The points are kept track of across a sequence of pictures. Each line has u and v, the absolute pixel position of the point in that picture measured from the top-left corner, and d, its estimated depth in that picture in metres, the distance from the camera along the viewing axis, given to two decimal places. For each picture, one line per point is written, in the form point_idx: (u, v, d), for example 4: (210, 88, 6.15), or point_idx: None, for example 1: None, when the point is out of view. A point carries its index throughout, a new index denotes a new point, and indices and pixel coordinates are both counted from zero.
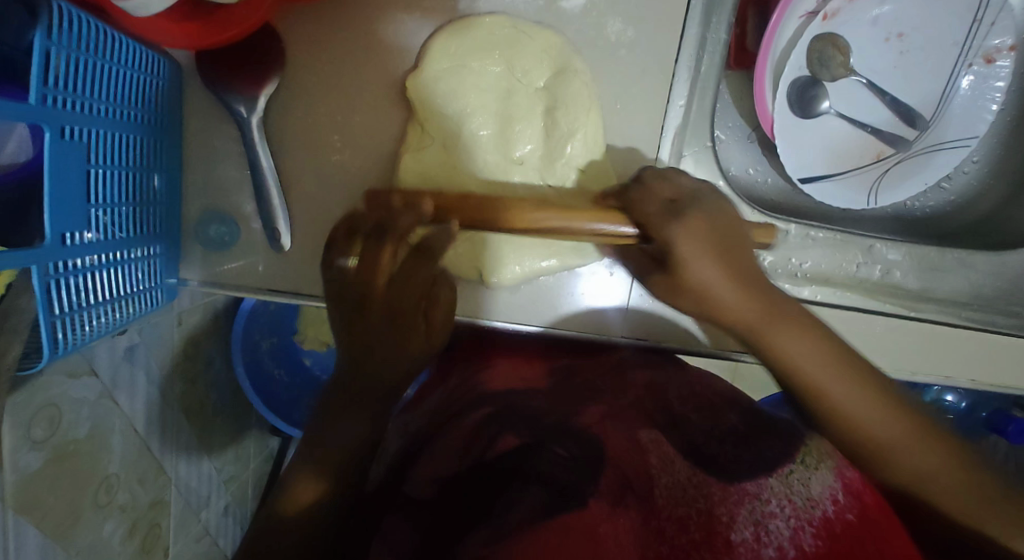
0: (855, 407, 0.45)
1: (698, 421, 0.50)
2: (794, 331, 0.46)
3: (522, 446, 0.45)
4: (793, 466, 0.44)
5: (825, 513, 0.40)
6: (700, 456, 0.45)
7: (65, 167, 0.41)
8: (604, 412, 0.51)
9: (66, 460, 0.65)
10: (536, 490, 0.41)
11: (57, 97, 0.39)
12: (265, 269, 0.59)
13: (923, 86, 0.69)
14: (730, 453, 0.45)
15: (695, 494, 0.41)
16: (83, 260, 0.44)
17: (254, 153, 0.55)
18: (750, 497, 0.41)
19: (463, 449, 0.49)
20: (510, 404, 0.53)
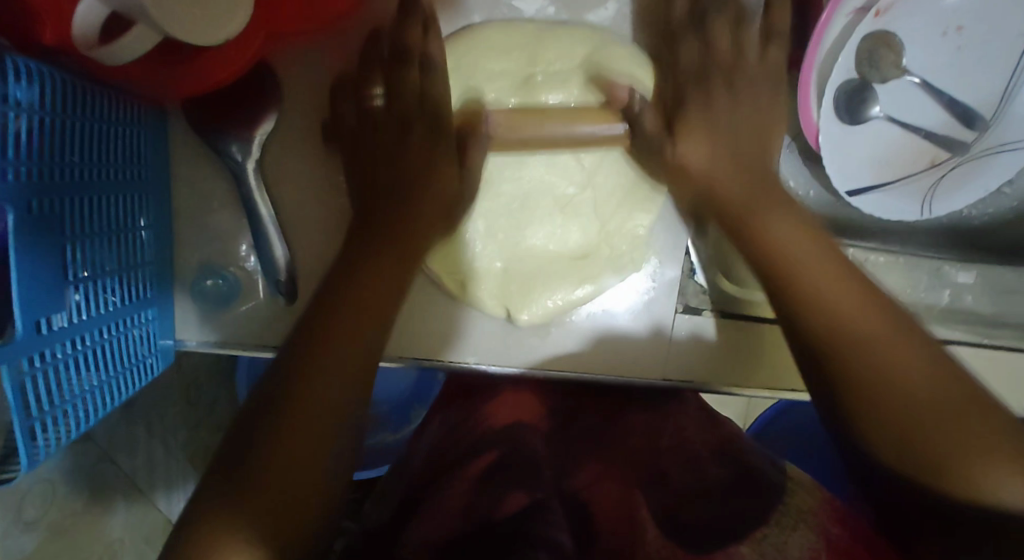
0: (850, 303, 0.41)
1: (676, 477, 0.53)
2: (870, 325, 0.40)
3: (528, 505, 0.44)
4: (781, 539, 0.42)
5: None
6: (674, 522, 0.47)
7: (34, 245, 0.35)
8: (598, 474, 0.54)
9: (62, 534, 0.60)
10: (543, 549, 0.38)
11: (17, 168, 0.33)
12: (269, 323, 0.53)
13: (982, 84, 0.63)
14: (712, 518, 0.46)
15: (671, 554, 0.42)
16: (62, 345, 0.38)
17: (251, 201, 0.50)
18: None
19: (467, 507, 0.47)
20: (514, 446, 0.55)
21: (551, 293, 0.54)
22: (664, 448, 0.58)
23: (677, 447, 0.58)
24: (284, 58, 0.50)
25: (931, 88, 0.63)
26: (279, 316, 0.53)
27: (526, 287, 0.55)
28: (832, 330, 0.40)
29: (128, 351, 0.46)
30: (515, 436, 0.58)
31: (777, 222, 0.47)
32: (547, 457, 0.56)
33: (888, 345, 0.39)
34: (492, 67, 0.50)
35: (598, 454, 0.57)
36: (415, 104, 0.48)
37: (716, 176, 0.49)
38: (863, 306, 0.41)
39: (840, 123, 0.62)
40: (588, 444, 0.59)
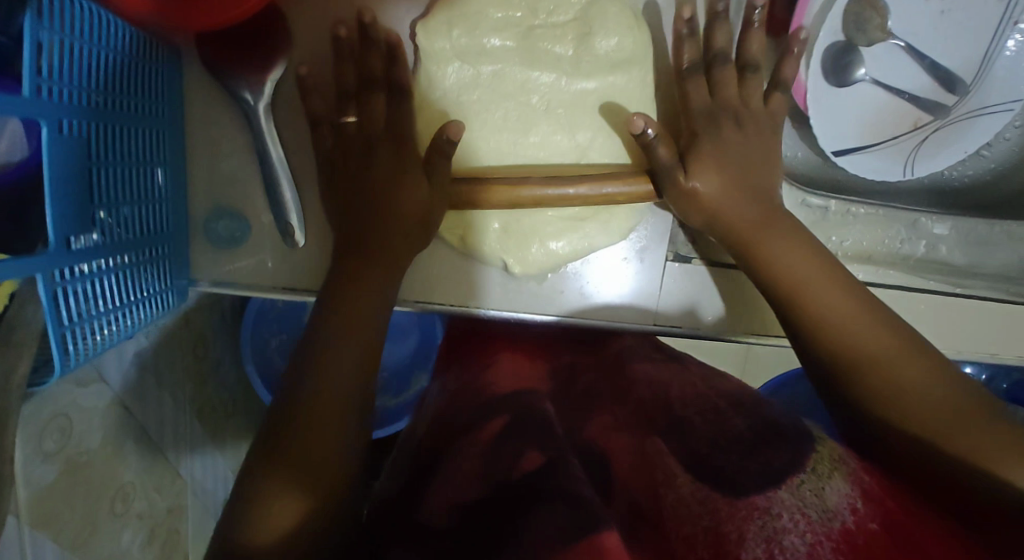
0: (781, 249, 0.49)
1: (701, 425, 0.45)
2: (788, 237, 0.50)
3: (544, 465, 0.40)
4: (803, 475, 0.36)
5: (845, 527, 0.32)
6: (705, 470, 0.39)
7: (64, 165, 0.38)
8: (604, 428, 0.49)
9: (79, 471, 0.63)
10: (561, 506, 0.34)
11: (51, 88, 0.36)
12: (275, 266, 0.55)
13: (963, 48, 0.65)
14: (742, 466, 0.38)
15: (705, 512, 0.35)
16: (88, 265, 0.41)
17: (262, 143, 0.52)
18: (760, 512, 0.33)
19: (485, 468, 0.43)
20: (525, 410, 0.50)
21: (546, 241, 0.56)
22: (678, 399, 0.51)
23: (691, 397, 0.51)
24: (296, 7, 0.52)
25: (915, 52, 0.65)
26: (288, 260, 0.55)
27: (523, 239, 0.56)
28: (802, 286, 0.47)
29: (146, 283, 0.49)
30: (519, 402, 0.53)
31: (789, 256, 0.48)
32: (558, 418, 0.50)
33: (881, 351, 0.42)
34: (496, 17, 0.52)
35: (608, 409, 0.52)
36: (381, 73, 0.50)
37: (725, 207, 0.51)
38: (844, 298, 0.45)
39: (827, 84, 0.65)
40: (596, 399, 0.54)
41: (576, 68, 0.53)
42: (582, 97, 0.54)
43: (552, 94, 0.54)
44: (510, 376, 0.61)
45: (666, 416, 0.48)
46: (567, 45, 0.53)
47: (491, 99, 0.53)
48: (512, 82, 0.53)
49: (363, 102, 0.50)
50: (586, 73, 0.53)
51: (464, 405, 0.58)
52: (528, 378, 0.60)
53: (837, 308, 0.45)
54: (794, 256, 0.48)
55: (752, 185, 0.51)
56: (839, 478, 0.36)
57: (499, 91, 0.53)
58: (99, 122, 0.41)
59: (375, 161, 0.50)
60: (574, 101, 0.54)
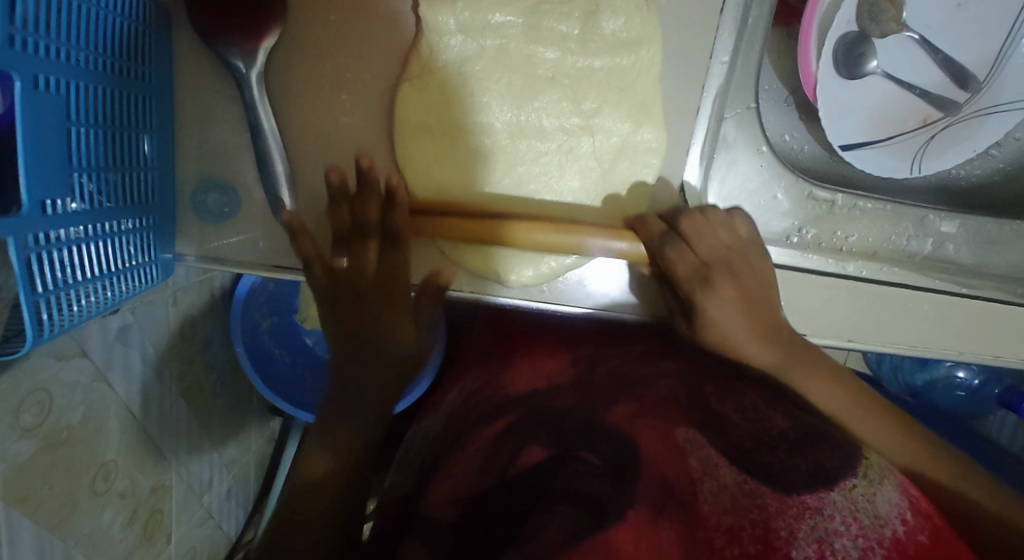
0: (813, 385, 0.50)
1: (739, 420, 0.42)
2: (815, 375, 0.50)
3: (547, 460, 0.39)
4: (854, 480, 0.35)
5: (898, 537, 0.31)
6: (748, 462, 0.37)
7: (40, 125, 0.36)
8: (635, 411, 0.44)
9: (59, 448, 0.61)
10: (566, 508, 0.34)
11: (26, 40, 0.34)
12: (266, 244, 0.54)
13: (979, 42, 0.64)
14: (789, 466, 0.36)
15: (754, 506, 0.33)
16: (66, 231, 0.39)
17: (254, 114, 0.50)
18: (811, 512, 0.32)
19: (486, 464, 0.43)
20: (533, 408, 0.48)
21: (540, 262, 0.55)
22: (716, 391, 0.47)
23: (727, 392, 0.47)
24: None
25: (930, 45, 0.64)
26: (279, 237, 0.54)
27: (528, 247, 0.55)
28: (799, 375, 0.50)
29: (128, 255, 0.47)
30: (532, 398, 0.51)
31: (816, 390, 0.49)
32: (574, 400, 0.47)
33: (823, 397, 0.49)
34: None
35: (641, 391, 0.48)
36: (375, 222, 0.52)
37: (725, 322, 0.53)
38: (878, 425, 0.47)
39: (839, 76, 0.63)
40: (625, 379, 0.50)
41: (582, 47, 0.52)
42: (588, 76, 0.53)
43: (556, 74, 0.52)
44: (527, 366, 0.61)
45: (701, 411, 0.43)
46: (573, 23, 0.51)
47: (494, 74, 0.51)
48: (516, 55, 0.52)
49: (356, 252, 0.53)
50: (592, 52, 0.52)
51: (477, 404, 0.56)
52: (548, 374, 0.57)
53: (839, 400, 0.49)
54: (820, 390, 0.49)
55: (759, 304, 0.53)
56: (889, 486, 0.35)
57: (503, 66, 0.51)
58: (81, 82, 0.39)
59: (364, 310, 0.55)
60: (580, 80, 0.53)
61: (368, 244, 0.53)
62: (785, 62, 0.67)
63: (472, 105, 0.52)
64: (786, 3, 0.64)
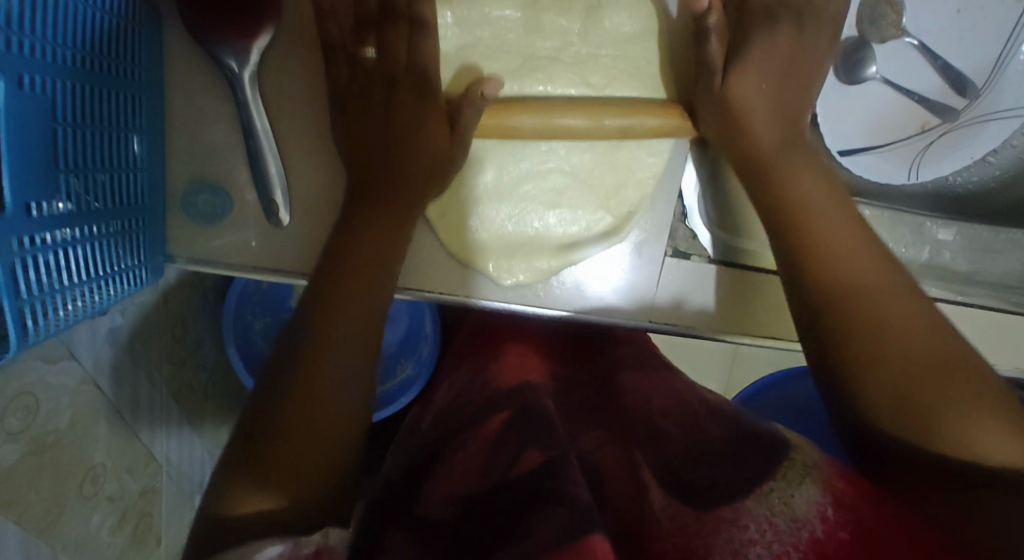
0: (828, 209, 0.47)
1: (676, 433, 0.47)
2: (803, 163, 0.49)
3: (546, 462, 0.40)
4: (773, 483, 0.37)
5: (814, 537, 0.33)
6: (678, 483, 0.41)
7: (26, 125, 0.35)
8: (602, 436, 0.50)
9: (46, 452, 0.60)
10: (563, 511, 0.33)
11: (12, 39, 0.33)
12: (259, 245, 0.53)
13: (977, 49, 0.63)
14: (716, 479, 0.39)
15: (677, 530, 0.36)
16: (52, 234, 0.38)
17: (247, 115, 0.49)
18: (727, 524, 0.35)
19: (485, 468, 0.44)
20: (528, 408, 0.50)
21: (532, 259, 0.56)
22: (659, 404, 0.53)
23: (677, 409, 0.51)
24: None
25: (930, 51, 0.64)
26: (272, 239, 0.53)
27: (511, 250, 0.57)
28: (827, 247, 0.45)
29: (117, 257, 0.46)
30: (524, 396, 0.53)
31: (799, 175, 0.48)
32: (558, 418, 0.51)
33: (869, 287, 0.43)
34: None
35: (602, 421, 0.53)
36: (410, 114, 0.49)
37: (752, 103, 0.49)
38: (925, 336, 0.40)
39: (837, 82, 0.63)
40: (593, 409, 0.55)
41: (584, 40, 0.51)
42: (586, 77, 0.52)
43: (555, 76, 0.52)
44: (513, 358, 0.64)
45: (643, 425, 0.50)
46: (574, 17, 0.51)
47: (488, 72, 0.51)
48: (515, 47, 0.51)
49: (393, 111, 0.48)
50: (595, 44, 0.52)
51: (469, 401, 0.59)
52: (532, 379, 0.58)
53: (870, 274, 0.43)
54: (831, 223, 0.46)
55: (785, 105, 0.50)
56: (810, 485, 0.36)
57: (502, 60, 0.51)
58: (68, 81, 0.38)
59: (396, 97, 0.49)
60: (579, 82, 0.52)
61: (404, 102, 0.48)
62: None
63: (470, 106, 0.51)
64: None
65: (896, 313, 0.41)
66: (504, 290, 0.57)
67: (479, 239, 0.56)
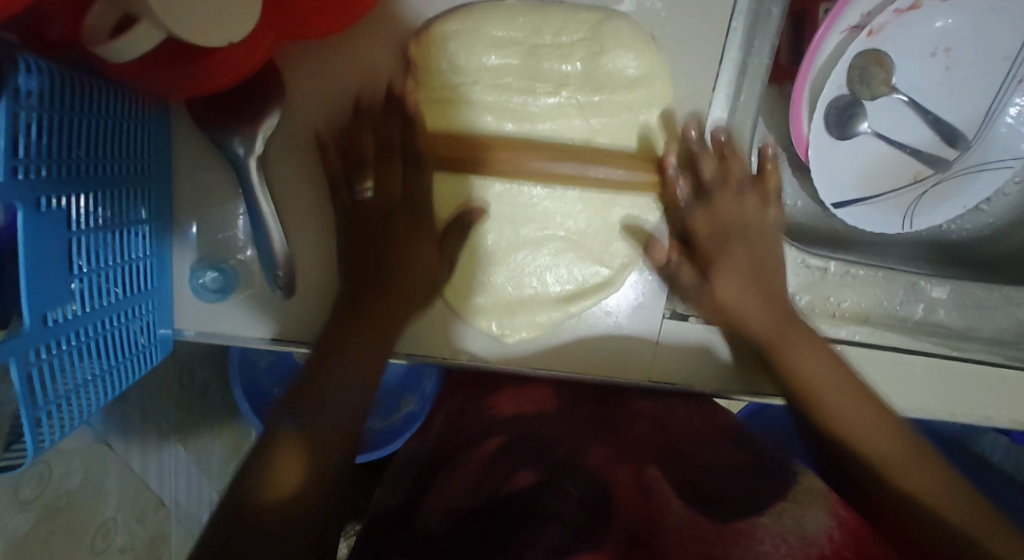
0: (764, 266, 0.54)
1: (698, 458, 0.51)
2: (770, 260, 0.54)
3: (535, 484, 0.46)
4: (785, 504, 0.42)
5: (821, 552, 0.38)
6: (700, 496, 0.45)
7: (40, 241, 0.36)
8: (609, 453, 0.52)
9: (58, 514, 0.61)
10: (552, 530, 0.41)
11: (29, 166, 0.34)
12: (265, 314, 0.54)
13: (966, 105, 0.65)
14: (730, 497, 0.45)
15: (695, 536, 0.41)
16: (66, 338, 0.39)
17: (253, 197, 0.50)
18: (746, 538, 0.40)
19: (479, 484, 0.49)
20: (522, 434, 0.55)
21: (534, 314, 0.56)
22: (677, 438, 0.55)
23: (702, 444, 0.54)
24: (288, 58, 0.50)
25: (920, 106, 0.65)
26: (278, 309, 0.54)
27: (514, 306, 0.56)
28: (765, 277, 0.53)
29: (128, 342, 0.47)
30: (521, 424, 0.57)
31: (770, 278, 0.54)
32: (558, 437, 0.54)
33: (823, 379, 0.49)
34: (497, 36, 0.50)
35: (613, 436, 0.56)
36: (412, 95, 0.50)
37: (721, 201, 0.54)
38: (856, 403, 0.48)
39: (829, 138, 0.64)
40: (598, 427, 0.58)
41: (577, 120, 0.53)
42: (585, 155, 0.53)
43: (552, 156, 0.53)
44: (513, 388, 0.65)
45: (664, 448, 0.54)
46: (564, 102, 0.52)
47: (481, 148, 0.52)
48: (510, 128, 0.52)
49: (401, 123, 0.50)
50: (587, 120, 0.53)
51: (467, 425, 0.61)
52: (536, 399, 0.62)
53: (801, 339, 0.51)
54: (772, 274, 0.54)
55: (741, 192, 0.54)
56: (818, 507, 0.42)
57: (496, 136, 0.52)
58: (82, 189, 0.39)
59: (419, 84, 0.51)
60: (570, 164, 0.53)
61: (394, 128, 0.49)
62: (776, 121, 0.67)
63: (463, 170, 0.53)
64: (779, 66, 0.64)
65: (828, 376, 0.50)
66: (507, 349, 0.57)
67: (478, 302, 0.55)
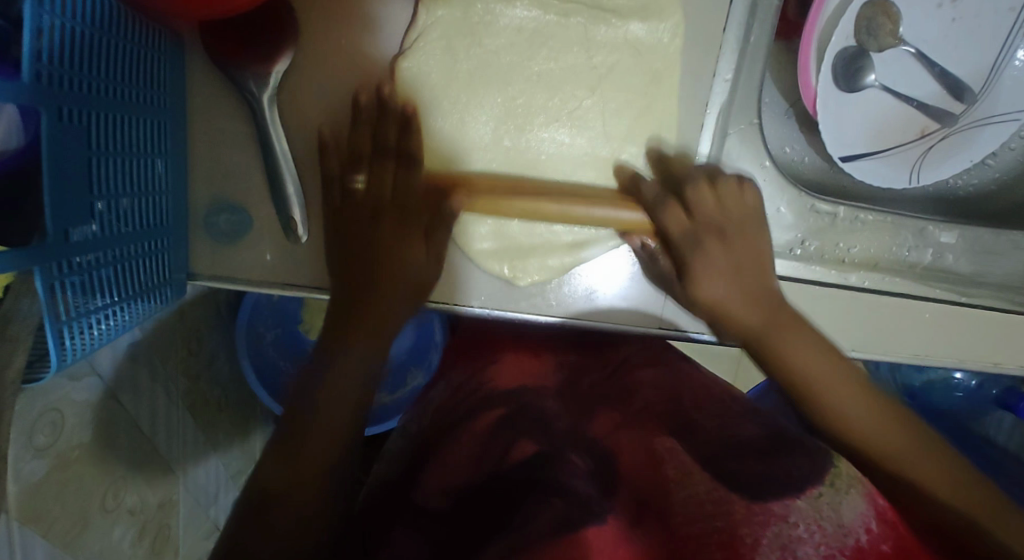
0: (790, 339, 0.51)
1: (709, 431, 0.47)
2: (797, 335, 0.51)
3: (537, 454, 0.41)
4: (822, 489, 0.38)
5: (859, 543, 0.34)
6: (717, 471, 0.41)
7: (63, 154, 0.37)
8: (617, 422, 0.50)
9: (70, 466, 0.61)
10: (557, 500, 0.36)
11: (50, 75, 0.35)
12: (274, 259, 0.54)
13: (972, 57, 0.65)
14: (755, 473, 0.40)
15: (717, 512, 0.36)
16: (86, 258, 0.40)
17: (267, 137, 0.51)
18: (777, 519, 0.35)
19: (478, 460, 0.45)
20: (522, 405, 0.51)
21: (546, 258, 0.57)
22: (694, 410, 0.52)
23: (708, 410, 0.51)
24: None
25: (928, 58, 0.65)
26: (285, 254, 0.54)
27: (524, 250, 0.57)
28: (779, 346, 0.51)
29: (143, 278, 0.48)
30: (519, 396, 0.53)
31: (798, 348, 0.51)
32: (560, 411, 0.51)
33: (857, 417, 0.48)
34: None
35: (613, 408, 0.53)
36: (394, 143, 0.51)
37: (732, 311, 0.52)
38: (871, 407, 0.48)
39: (838, 90, 0.64)
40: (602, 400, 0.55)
41: (588, 60, 0.53)
42: (596, 102, 0.54)
43: (562, 103, 0.54)
44: (513, 360, 0.64)
45: (677, 421, 0.49)
46: (575, 42, 0.53)
47: (492, 87, 0.53)
48: (521, 70, 0.53)
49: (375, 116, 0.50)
50: (599, 61, 0.53)
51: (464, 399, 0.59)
52: (531, 374, 0.60)
53: (823, 369, 0.50)
54: (802, 344, 0.51)
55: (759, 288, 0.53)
56: (855, 495, 0.38)
57: (506, 77, 0.53)
58: (102, 111, 0.40)
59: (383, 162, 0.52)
60: (577, 110, 0.54)
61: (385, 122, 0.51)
62: (785, 75, 0.68)
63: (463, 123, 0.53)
64: (787, 19, 0.65)
65: (870, 418, 0.48)
66: (516, 291, 0.57)
67: (479, 247, 0.56)
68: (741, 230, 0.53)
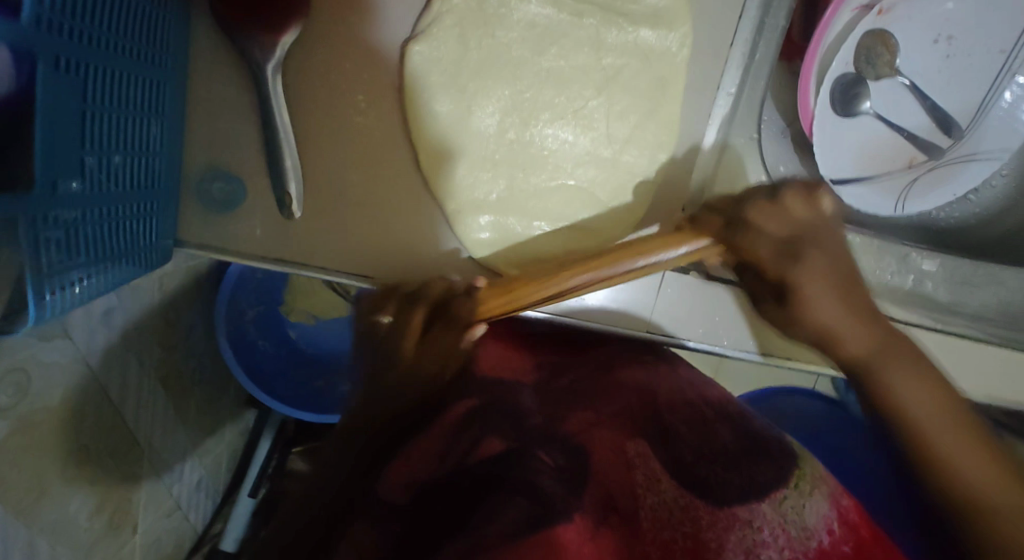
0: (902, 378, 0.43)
1: (687, 433, 0.47)
2: (913, 372, 0.43)
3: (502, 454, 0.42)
4: (786, 491, 0.40)
5: (820, 547, 0.37)
6: (688, 478, 0.42)
7: (57, 103, 0.36)
8: (591, 420, 0.48)
9: (32, 430, 0.59)
10: (522, 500, 0.38)
11: (50, 20, 0.34)
12: (265, 233, 0.53)
13: (963, 94, 0.67)
14: (730, 481, 0.41)
15: (685, 518, 0.39)
16: (71, 213, 0.39)
17: (268, 107, 0.50)
18: (741, 524, 0.38)
19: (444, 451, 0.44)
20: (496, 400, 0.50)
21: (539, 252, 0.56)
22: (666, 402, 0.52)
23: (678, 406, 0.52)
24: None
25: (920, 91, 0.67)
26: (276, 229, 0.53)
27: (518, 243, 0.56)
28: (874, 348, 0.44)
29: (130, 240, 0.46)
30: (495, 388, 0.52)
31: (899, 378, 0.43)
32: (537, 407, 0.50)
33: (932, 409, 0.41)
34: None
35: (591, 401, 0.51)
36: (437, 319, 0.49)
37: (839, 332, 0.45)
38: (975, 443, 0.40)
39: (833, 113, 0.65)
40: (580, 394, 0.52)
41: (597, 61, 0.54)
42: (601, 103, 0.54)
43: (568, 101, 0.54)
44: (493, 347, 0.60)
45: (653, 419, 0.49)
46: (586, 42, 0.53)
47: (500, 79, 0.53)
48: (530, 65, 0.53)
49: (400, 329, 0.48)
50: (607, 64, 0.54)
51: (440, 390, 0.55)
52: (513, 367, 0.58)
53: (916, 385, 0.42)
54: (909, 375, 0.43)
55: (862, 306, 0.46)
56: (820, 499, 0.40)
57: (515, 71, 0.53)
58: (100, 64, 0.39)
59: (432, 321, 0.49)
60: (582, 109, 0.54)
61: (414, 312, 0.49)
62: (785, 96, 0.69)
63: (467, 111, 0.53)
64: (791, 40, 0.66)
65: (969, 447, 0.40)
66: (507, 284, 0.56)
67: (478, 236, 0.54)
68: (822, 239, 0.47)
